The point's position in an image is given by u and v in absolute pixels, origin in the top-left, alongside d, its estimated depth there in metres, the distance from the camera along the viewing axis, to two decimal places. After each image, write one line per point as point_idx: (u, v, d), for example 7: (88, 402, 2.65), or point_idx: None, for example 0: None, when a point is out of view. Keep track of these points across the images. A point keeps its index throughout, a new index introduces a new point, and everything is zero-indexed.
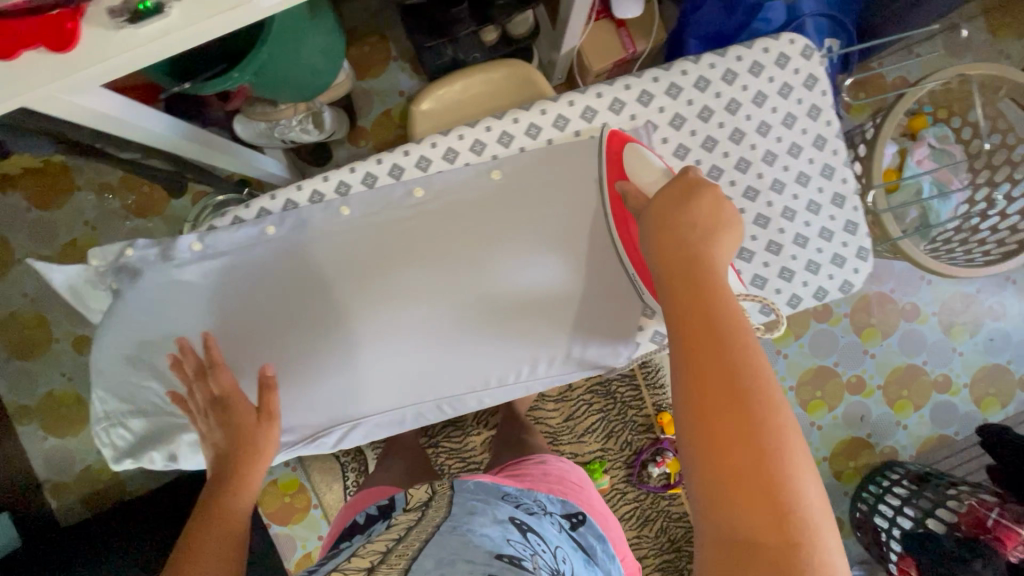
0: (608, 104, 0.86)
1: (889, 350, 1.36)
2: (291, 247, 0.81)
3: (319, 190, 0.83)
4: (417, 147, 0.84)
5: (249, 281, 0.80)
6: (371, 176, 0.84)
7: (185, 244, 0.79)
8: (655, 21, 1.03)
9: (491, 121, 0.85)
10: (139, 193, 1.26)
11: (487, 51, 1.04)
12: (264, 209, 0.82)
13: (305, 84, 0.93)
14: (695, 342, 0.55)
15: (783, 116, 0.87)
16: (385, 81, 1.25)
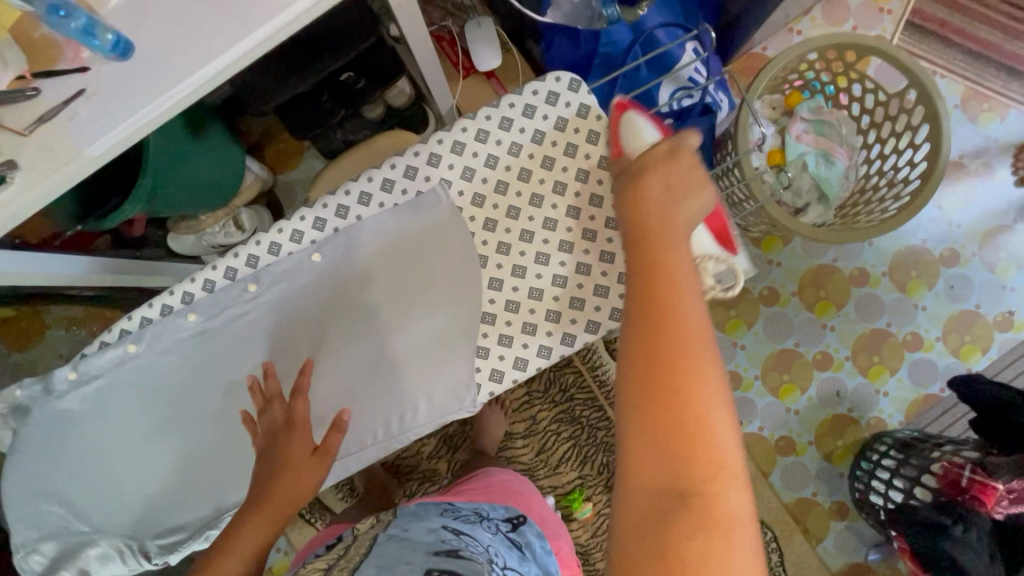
0: (476, 135, 0.79)
1: (848, 319, 1.33)
2: (172, 356, 0.78)
3: (167, 304, 0.77)
4: (246, 245, 0.77)
5: (127, 404, 0.78)
6: (208, 283, 0.77)
7: (58, 376, 0.76)
8: (518, 65, 1.11)
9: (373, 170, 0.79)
10: (102, 319, 1.35)
11: (375, 126, 1.12)
12: (120, 333, 0.77)
13: (204, 193, 1.01)
14: (648, 288, 0.52)
15: (564, 146, 0.79)
16: (301, 172, 1.32)
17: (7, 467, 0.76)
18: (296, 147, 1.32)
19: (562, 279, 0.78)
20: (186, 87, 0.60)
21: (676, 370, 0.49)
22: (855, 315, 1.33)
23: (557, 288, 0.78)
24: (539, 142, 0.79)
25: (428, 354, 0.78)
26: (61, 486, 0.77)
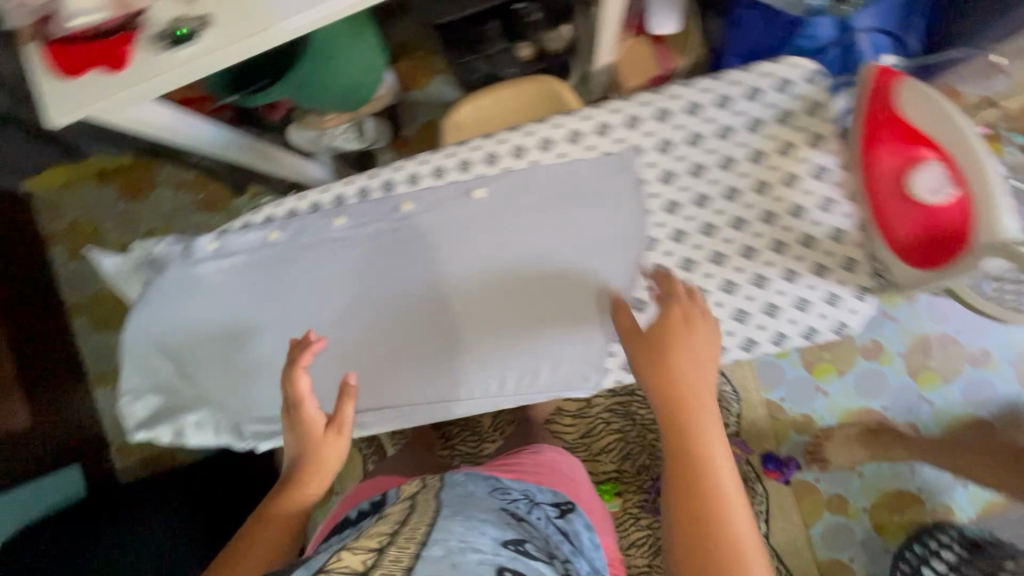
0: (654, 112, 0.79)
1: (949, 398, 1.22)
2: (291, 250, 0.81)
3: (296, 207, 0.82)
4: (387, 170, 0.81)
5: (245, 287, 0.82)
6: (342, 197, 0.81)
7: (201, 245, 0.81)
8: (692, 37, 1.00)
9: (534, 125, 0.80)
10: (209, 189, 1.40)
11: (521, 67, 1.07)
12: (246, 223, 0.83)
13: (344, 96, 1.00)
14: (682, 467, 0.63)
15: (779, 145, 0.77)
16: (429, 93, 1.30)
17: (139, 312, 0.82)
18: (430, 68, 1.29)
19: (730, 284, 0.79)
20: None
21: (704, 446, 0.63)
22: (959, 396, 1.22)
23: (721, 293, 0.80)
24: (728, 138, 0.78)
25: (563, 326, 0.82)
26: (173, 343, 0.84)
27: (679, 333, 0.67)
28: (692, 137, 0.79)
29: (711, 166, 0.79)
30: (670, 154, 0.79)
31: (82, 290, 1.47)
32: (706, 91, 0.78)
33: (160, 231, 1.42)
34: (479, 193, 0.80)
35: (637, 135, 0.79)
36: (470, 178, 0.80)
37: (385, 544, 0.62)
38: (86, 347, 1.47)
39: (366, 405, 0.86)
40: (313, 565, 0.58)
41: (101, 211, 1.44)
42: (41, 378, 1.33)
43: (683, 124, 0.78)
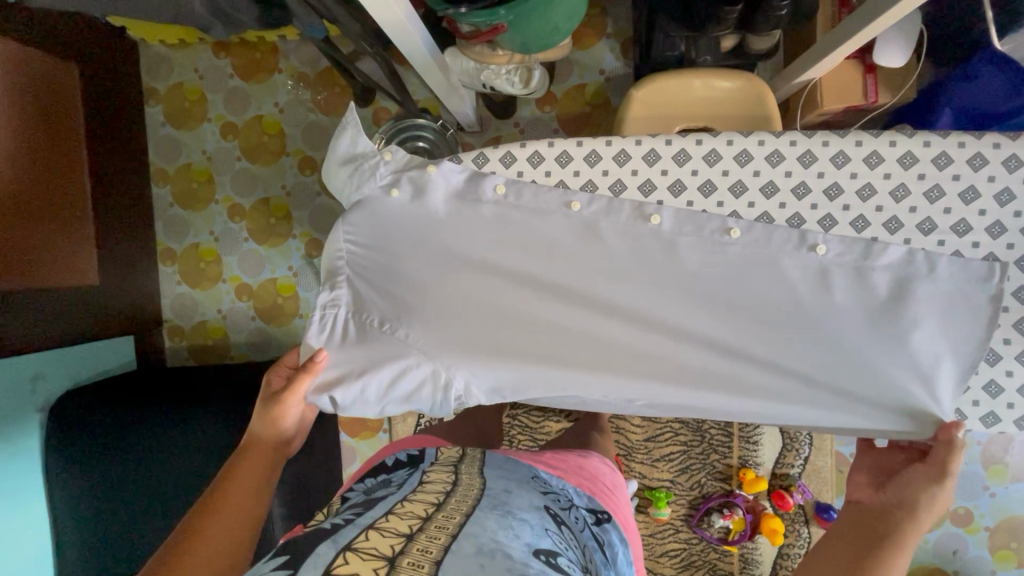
0: (1004, 157, 0.65)
1: (1012, 495, 1.22)
2: (526, 218, 0.71)
3: (599, 153, 0.69)
4: (743, 139, 0.68)
5: (505, 243, 0.72)
6: (652, 157, 0.68)
7: (486, 184, 0.70)
8: (913, 77, 0.95)
9: (863, 134, 0.67)
10: (331, 91, 1.32)
11: (718, 56, 1.01)
12: (519, 172, 0.70)
13: (534, 41, 0.94)
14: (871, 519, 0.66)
15: None
16: (591, 56, 1.23)
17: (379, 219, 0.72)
18: (600, 29, 1.22)
19: (997, 391, 0.70)
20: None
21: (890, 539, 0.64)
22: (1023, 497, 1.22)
23: (1017, 364, 0.69)
24: None
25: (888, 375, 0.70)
26: (401, 275, 0.73)
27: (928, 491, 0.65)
28: None
29: None
30: (1005, 206, 0.66)
31: (169, 159, 1.38)
32: None
33: (268, 120, 1.35)
34: (815, 206, 0.68)
35: (976, 179, 0.66)
36: (775, 177, 0.68)
37: (416, 530, 0.54)
38: (159, 219, 1.40)
39: (565, 387, 0.77)
40: (340, 537, 0.53)
41: (209, 83, 1.35)
42: (114, 240, 1.26)
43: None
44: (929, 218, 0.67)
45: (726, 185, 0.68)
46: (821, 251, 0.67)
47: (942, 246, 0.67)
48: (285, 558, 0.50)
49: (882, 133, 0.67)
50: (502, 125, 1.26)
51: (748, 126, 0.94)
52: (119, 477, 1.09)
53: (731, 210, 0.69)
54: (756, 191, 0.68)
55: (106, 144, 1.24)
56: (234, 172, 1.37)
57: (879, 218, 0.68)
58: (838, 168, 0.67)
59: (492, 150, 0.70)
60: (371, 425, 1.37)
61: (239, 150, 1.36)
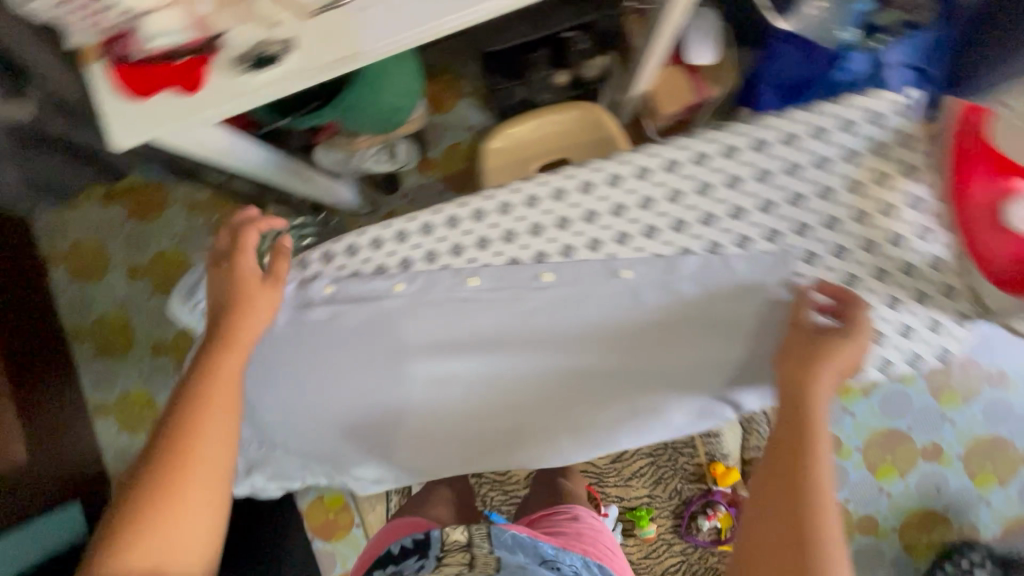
0: (750, 143, 0.66)
1: (969, 417, 1.25)
2: (353, 313, 0.67)
3: (406, 231, 0.66)
4: (527, 184, 0.67)
5: (337, 346, 0.69)
6: (456, 222, 0.66)
7: (313, 287, 0.68)
8: (729, 67, 1.03)
9: (627, 153, 0.67)
10: (225, 210, 1.35)
11: (558, 92, 1.06)
12: (338, 267, 0.68)
13: (380, 122, 0.99)
14: (789, 440, 0.62)
15: (885, 177, 0.64)
16: (457, 117, 1.29)
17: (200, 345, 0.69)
18: (456, 92, 1.29)
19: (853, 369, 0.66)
20: (483, 10, 0.59)
21: (799, 470, 0.61)
22: (980, 415, 1.24)
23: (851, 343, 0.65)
24: (828, 169, 0.65)
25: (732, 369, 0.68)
26: (263, 397, 0.73)
27: (827, 367, 0.61)
28: (795, 168, 0.65)
29: (817, 198, 0.65)
30: (768, 186, 0.65)
31: (83, 316, 1.39)
32: (805, 123, 0.65)
33: (170, 253, 1.36)
34: (603, 228, 0.66)
35: (734, 168, 0.65)
36: (560, 212, 0.66)
37: None
38: (84, 375, 1.38)
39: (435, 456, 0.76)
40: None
41: (106, 233, 1.38)
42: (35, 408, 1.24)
43: (781, 155, 0.65)
44: (709, 212, 0.66)
45: (527, 229, 0.66)
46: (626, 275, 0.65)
47: (729, 234, 0.66)
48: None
49: (643, 147, 0.67)
50: (392, 199, 1.31)
51: (597, 148, 0.99)
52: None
53: (536, 251, 0.66)
54: (558, 227, 0.66)
55: (14, 316, 1.25)
56: (149, 310, 1.38)
57: (665, 222, 0.66)
58: (615, 189, 0.66)
59: (311, 252, 0.69)
60: (342, 524, 1.34)
61: (150, 289, 1.37)
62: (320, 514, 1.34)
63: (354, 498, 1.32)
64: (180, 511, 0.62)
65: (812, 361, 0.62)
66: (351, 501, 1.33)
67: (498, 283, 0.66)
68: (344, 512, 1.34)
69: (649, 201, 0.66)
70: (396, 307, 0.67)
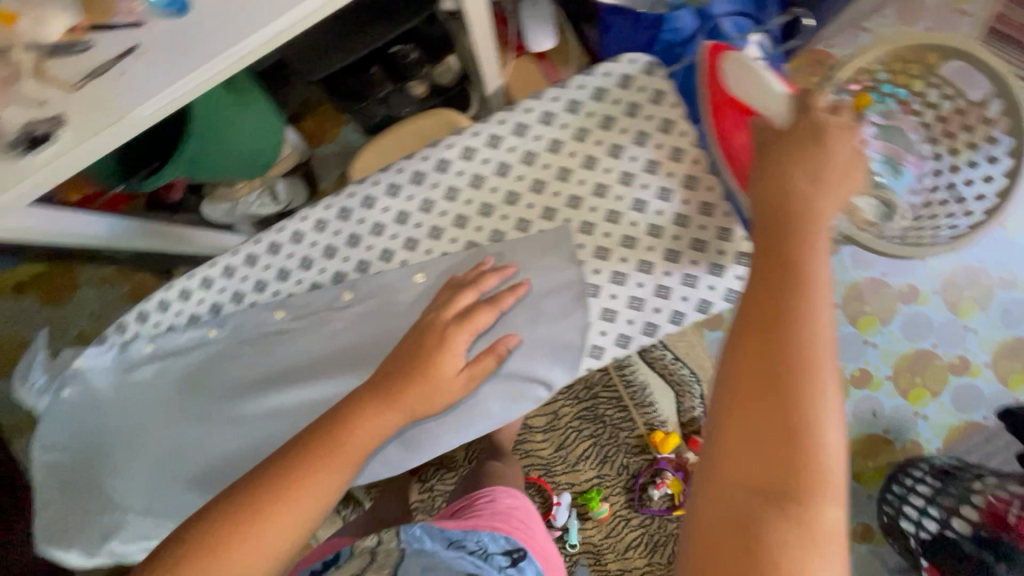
0: (509, 130, 0.71)
1: (891, 337, 1.26)
2: (173, 362, 0.71)
3: (208, 279, 0.72)
4: (314, 210, 0.71)
5: (158, 399, 0.71)
6: (254, 259, 0.72)
7: (133, 348, 0.72)
8: (575, 48, 1.05)
9: (402, 162, 0.72)
10: (134, 280, 1.36)
11: (419, 103, 1.08)
12: (152, 324, 0.72)
13: (239, 165, 0.97)
14: (769, 259, 0.52)
15: (636, 135, 0.69)
16: (339, 145, 1.30)
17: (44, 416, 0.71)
18: (334, 120, 1.30)
19: (652, 328, 0.67)
20: (247, 47, 0.57)
21: (788, 305, 0.49)
22: (900, 334, 1.26)
23: (658, 298, 0.66)
24: (581, 139, 0.70)
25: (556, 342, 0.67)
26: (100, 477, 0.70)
27: (815, 187, 0.54)
28: (552, 144, 0.70)
29: (579, 167, 0.70)
30: (532, 166, 0.70)
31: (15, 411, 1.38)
32: (555, 100, 0.71)
33: (89, 333, 1.37)
34: (392, 234, 0.70)
35: (498, 156, 0.70)
36: (350, 228, 0.70)
37: None
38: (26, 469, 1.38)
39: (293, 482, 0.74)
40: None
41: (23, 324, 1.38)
42: None
43: (539, 134, 0.70)
44: (484, 202, 0.70)
45: (318, 253, 0.71)
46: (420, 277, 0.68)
47: (505, 220, 0.70)
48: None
49: (414, 155, 0.72)
50: None
51: None
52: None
53: (330, 270, 0.70)
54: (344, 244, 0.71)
55: None
56: None
57: (446, 220, 0.70)
58: (395, 199, 0.70)
59: (127, 317, 0.73)
60: None
61: None
62: None
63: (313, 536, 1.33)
64: (268, 528, 0.55)
65: (808, 171, 0.55)
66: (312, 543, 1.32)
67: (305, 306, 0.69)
68: None
69: (429, 202, 0.70)
70: (209, 350, 0.71)
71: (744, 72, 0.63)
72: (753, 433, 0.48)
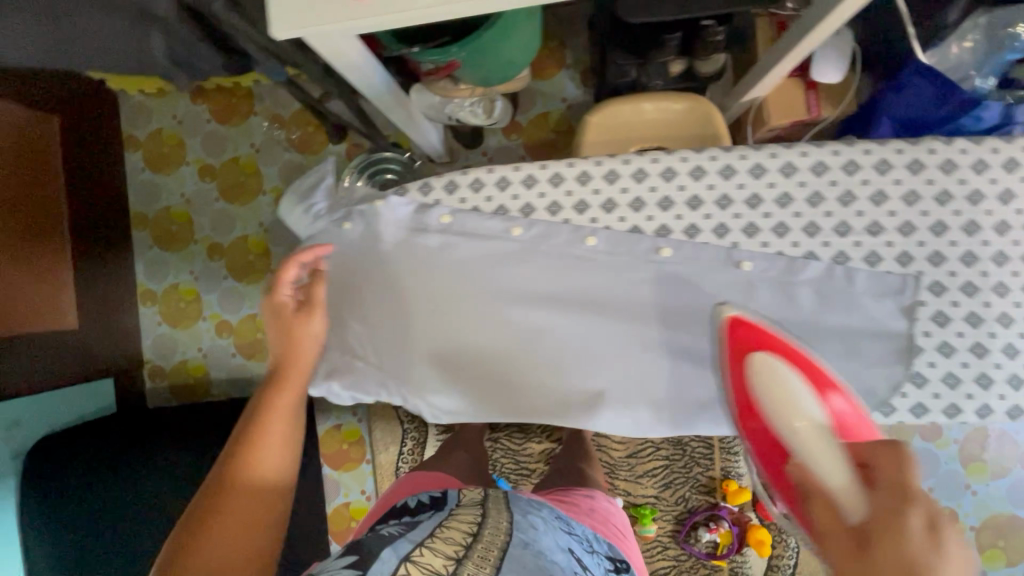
0: (842, 163, 0.65)
1: (993, 492, 1.22)
2: (469, 245, 0.67)
3: (546, 178, 0.66)
4: (610, 159, 0.65)
5: (442, 276, 0.69)
6: (612, 178, 0.65)
7: (433, 213, 0.66)
8: (850, 93, 1.01)
9: (717, 148, 0.66)
10: (306, 130, 1.37)
11: (668, 81, 1.07)
12: (460, 199, 0.66)
13: (489, 75, 0.98)
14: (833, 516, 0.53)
15: (962, 222, 0.66)
16: (552, 86, 1.30)
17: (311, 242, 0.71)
18: (557, 60, 1.29)
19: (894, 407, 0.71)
20: None
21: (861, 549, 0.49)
22: (1005, 494, 1.22)
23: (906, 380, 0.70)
24: (908, 203, 0.66)
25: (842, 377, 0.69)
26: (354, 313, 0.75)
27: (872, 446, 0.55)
28: (875, 195, 0.66)
29: (889, 229, 0.67)
30: (845, 208, 0.66)
31: (147, 203, 1.41)
32: (900, 151, 0.65)
33: (244, 161, 1.39)
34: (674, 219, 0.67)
35: (818, 184, 0.66)
36: (638, 192, 0.66)
37: (463, 555, 0.62)
38: (138, 261, 1.41)
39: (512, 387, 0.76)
40: (400, 548, 0.60)
41: (187, 127, 1.40)
42: (90, 279, 1.27)
43: (868, 180, 0.65)
44: (781, 223, 0.67)
45: (678, 200, 0.66)
46: (747, 266, 0.66)
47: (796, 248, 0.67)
48: (358, 558, 0.56)
49: (733, 148, 0.66)
50: (471, 155, 1.32)
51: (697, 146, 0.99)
52: (118, 517, 1.14)
53: (685, 222, 0.66)
54: (714, 204, 0.66)
55: (85, 191, 1.27)
56: (212, 213, 1.40)
57: (737, 225, 0.66)
58: (694, 182, 0.65)
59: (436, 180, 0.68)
60: (354, 456, 1.36)
61: (217, 190, 1.39)
62: (334, 443, 1.37)
63: (371, 433, 1.35)
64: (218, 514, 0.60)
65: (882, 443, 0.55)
66: (367, 439, 1.35)
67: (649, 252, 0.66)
68: (359, 445, 1.36)
69: (727, 203, 0.65)
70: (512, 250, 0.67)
71: (778, 370, 0.63)
72: None
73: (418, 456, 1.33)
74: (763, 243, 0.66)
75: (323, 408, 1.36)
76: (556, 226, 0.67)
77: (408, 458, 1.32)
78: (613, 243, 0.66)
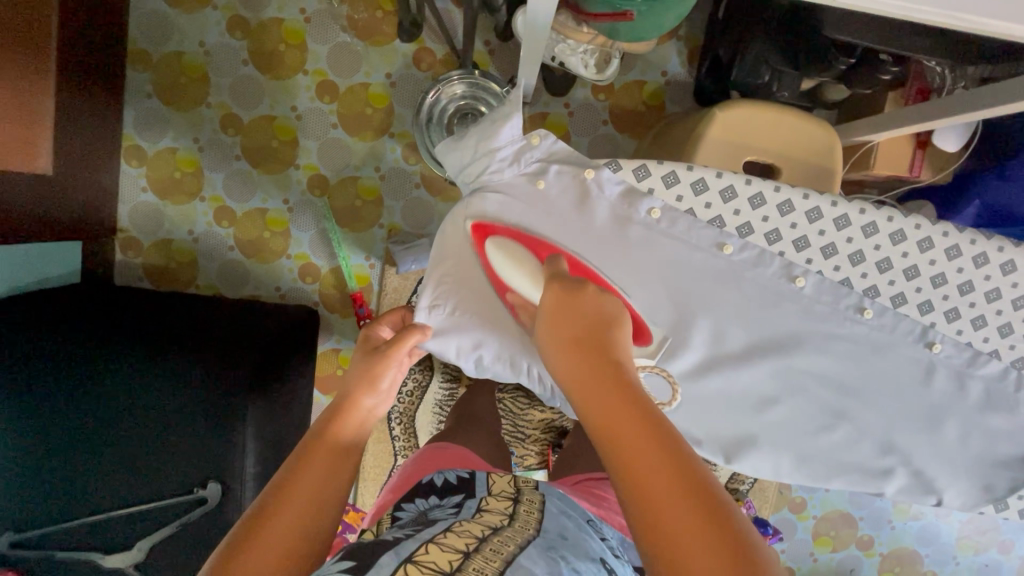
0: None
1: (906, 530, 1.41)
2: (674, 250, 0.63)
3: (792, 205, 0.61)
4: (845, 204, 0.61)
5: (637, 271, 0.65)
6: (868, 230, 0.61)
7: (642, 205, 0.62)
8: (951, 163, 1.03)
9: (953, 227, 0.61)
10: (371, 14, 1.17)
11: (793, 94, 1.03)
12: (679, 197, 0.62)
13: (627, 30, 0.86)
14: (590, 367, 0.46)
15: None
16: (658, 54, 1.19)
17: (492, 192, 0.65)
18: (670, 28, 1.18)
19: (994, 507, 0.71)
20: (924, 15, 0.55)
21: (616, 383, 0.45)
22: (915, 531, 1.41)
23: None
24: None
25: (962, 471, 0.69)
26: None
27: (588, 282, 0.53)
28: None
29: None
30: None
31: (154, 42, 1.16)
32: None
33: (287, 28, 1.17)
34: (889, 284, 0.63)
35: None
36: (857, 245, 0.62)
37: (474, 551, 0.46)
38: (129, 109, 1.17)
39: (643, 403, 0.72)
40: (402, 548, 0.45)
41: None
42: (77, 120, 1.03)
43: None
44: (982, 315, 0.63)
45: (929, 274, 0.62)
46: (936, 349, 0.63)
47: (984, 343, 0.64)
48: (353, 565, 0.42)
49: (966, 228, 0.61)
50: (552, 101, 1.19)
51: (812, 170, 0.96)
52: (66, 423, 0.93)
53: (925, 299, 0.63)
54: (978, 294, 0.63)
55: (86, 7, 1.01)
56: (235, 77, 1.18)
57: (941, 306, 0.63)
58: (919, 253, 0.61)
59: (657, 165, 0.62)
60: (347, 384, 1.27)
61: (246, 53, 1.17)
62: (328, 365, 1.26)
63: None
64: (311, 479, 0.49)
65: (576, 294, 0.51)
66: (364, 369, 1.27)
67: (884, 326, 0.63)
68: None
69: (938, 289, 0.62)
70: (722, 269, 0.63)
71: (505, 247, 0.63)
72: (623, 421, 0.43)
73: (415, 401, 1.23)
74: (981, 339, 0.64)
75: (322, 328, 1.25)
76: (769, 256, 0.62)
77: (406, 399, 1.22)
78: (820, 290, 0.63)
